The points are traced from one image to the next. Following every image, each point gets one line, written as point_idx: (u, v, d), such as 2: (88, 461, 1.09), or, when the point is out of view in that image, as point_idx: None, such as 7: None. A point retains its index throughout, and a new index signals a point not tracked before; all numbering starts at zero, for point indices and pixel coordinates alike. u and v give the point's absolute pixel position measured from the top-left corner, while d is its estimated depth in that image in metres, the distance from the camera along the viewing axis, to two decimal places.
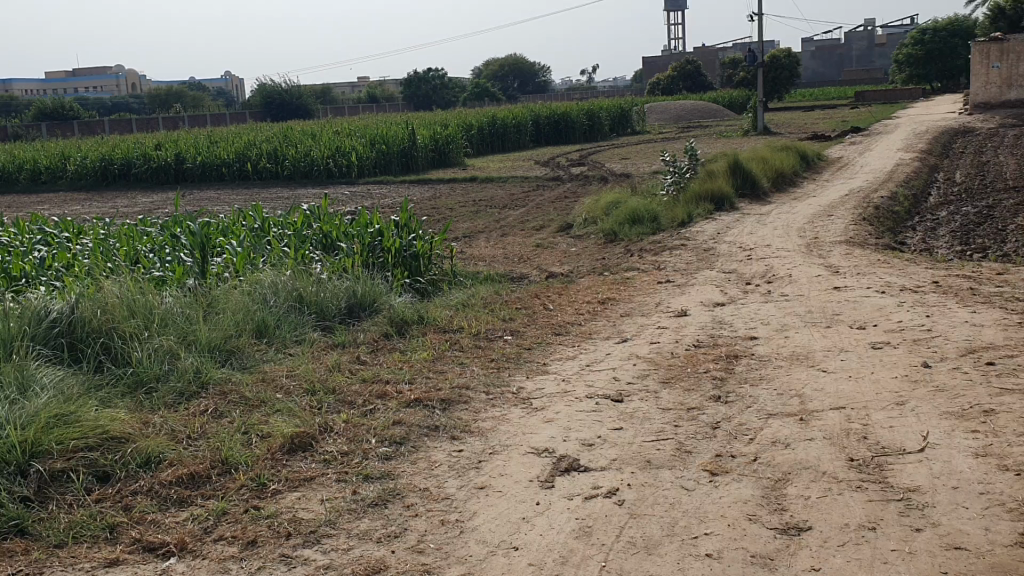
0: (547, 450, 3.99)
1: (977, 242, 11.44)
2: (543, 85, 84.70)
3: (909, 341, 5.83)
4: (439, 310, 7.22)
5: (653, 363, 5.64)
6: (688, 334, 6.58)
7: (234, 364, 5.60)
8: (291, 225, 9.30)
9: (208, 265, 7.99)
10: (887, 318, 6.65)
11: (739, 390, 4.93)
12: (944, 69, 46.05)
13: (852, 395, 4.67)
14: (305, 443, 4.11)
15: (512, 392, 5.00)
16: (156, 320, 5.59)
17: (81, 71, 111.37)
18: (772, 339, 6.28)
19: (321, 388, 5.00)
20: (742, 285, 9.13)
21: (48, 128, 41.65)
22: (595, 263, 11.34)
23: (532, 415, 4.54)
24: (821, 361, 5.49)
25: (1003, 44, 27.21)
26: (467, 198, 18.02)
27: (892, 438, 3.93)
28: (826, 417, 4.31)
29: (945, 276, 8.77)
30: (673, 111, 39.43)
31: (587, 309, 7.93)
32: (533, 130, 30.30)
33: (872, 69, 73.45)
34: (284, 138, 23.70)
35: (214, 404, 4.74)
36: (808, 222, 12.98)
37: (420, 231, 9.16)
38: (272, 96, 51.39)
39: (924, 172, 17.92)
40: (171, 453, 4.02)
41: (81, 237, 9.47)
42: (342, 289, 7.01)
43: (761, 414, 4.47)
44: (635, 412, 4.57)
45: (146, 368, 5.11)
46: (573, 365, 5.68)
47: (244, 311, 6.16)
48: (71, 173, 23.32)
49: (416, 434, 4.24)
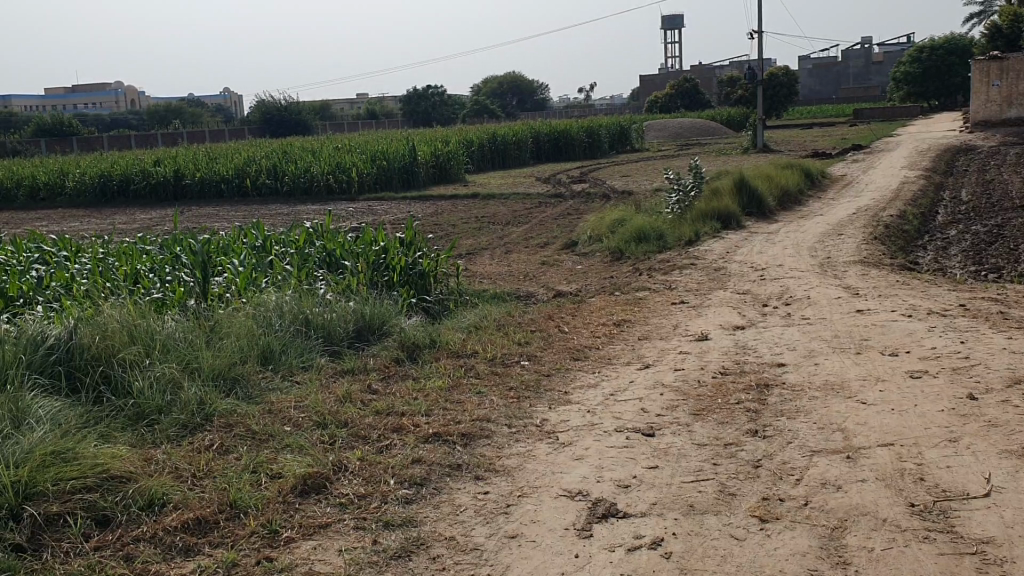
0: (580, 493, 3.73)
1: (991, 262, 11.18)
2: (541, 103, 84.89)
3: (949, 369, 5.56)
4: (452, 333, 6.95)
5: (681, 393, 5.36)
6: (712, 360, 6.31)
7: (239, 393, 5.30)
8: (294, 242, 9.03)
9: (209, 286, 7.72)
10: (920, 344, 6.38)
11: (777, 423, 4.65)
12: (942, 87, 45.98)
13: (898, 430, 4.39)
14: (318, 484, 3.82)
15: (535, 425, 4.72)
16: (158, 348, 5.32)
17: (81, 88, 111.48)
18: (801, 366, 6.00)
19: (332, 421, 4.71)
20: (760, 307, 8.85)
21: (47, 145, 41.49)
22: (603, 282, 11.08)
23: (561, 451, 4.26)
24: (857, 392, 5.20)
25: (1003, 62, 26.85)
26: (469, 215, 17.79)
27: (952, 480, 3.67)
28: (875, 454, 4.04)
29: (970, 299, 8.50)
30: (672, 129, 39.33)
31: (602, 331, 7.66)
32: (533, 147, 30.10)
33: (869, 86, 73.48)
34: (284, 154, 23.50)
35: (219, 439, 4.46)
36: (818, 241, 12.73)
37: (425, 249, 8.87)
38: (270, 112, 51.27)
39: (931, 191, 17.71)
40: (177, 494, 3.73)
41: (80, 255, 9.22)
42: (351, 312, 6.74)
43: (804, 450, 4.19)
44: (669, 448, 4.30)
45: (147, 399, 4.82)
46: (595, 395, 5.39)
47: (248, 337, 5.90)
48: (71, 190, 23.06)
49: (437, 473, 3.96)
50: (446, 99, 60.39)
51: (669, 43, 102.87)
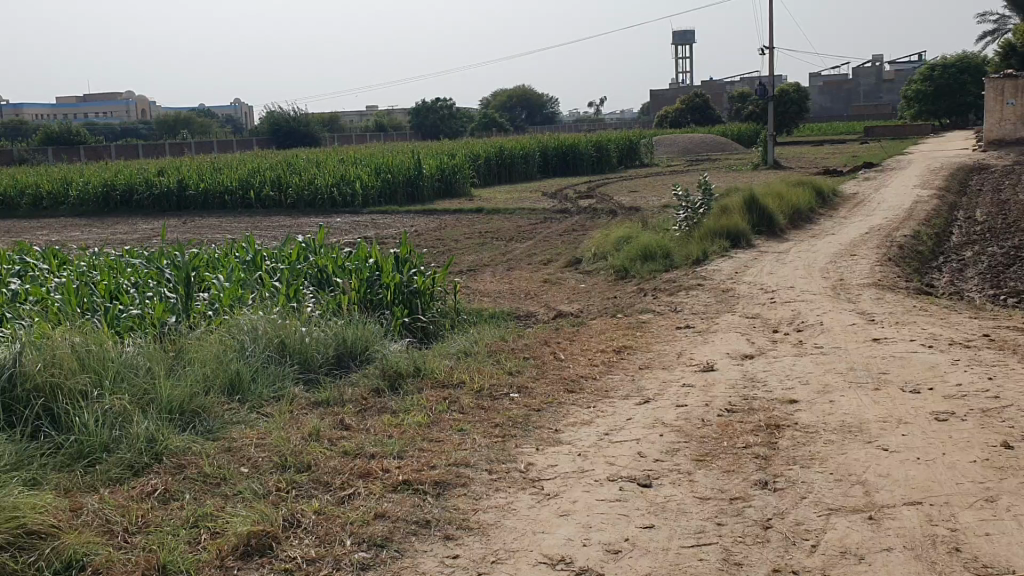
0: (563, 561, 3.26)
1: (1009, 286, 10.66)
2: (551, 118, 84.54)
3: (979, 412, 5.05)
4: (440, 360, 6.47)
5: (683, 435, 4.86)
6: (718, 396, 5.80)
7: (198, 428, 4.80)
8: (285, 258, 8.52)
9: (192, 302, 7.24)
10: (943, 381, 5.87)
11: (789, 473, 4.16)
12: (953, 106, 45.45)
13: (928, 484, 3.89)
14: (263, 545, 3.34)
15: (519, 470, 4.23)
16: (111, 376, 4.83)
17: (93, 96, 111.75)
18: (815, 404, 5.51)
19: (293, 463, 4.23)
20: (770, 334, 8.36)
21: (53, 153, 41.14)
22: (606, 303, 10.60)
23: (545, 504, 3.78)
24: (877, 436, 4.70)
25: (1017, 81, 26.28)
26: (474, 230, 17.30)
27: (995, 553, 3.19)
28: (903, 515, 3.56)
29: (992, 328, 7.99)
30: (681, 145, 38.91)
31: (601, 359, 7.16)
32: (541, 161, 29.61)
33: (881, 104, 72.76)
34: (290, 165, 23.05)
35: (166, 482, 3.98)
36: (831, 262, 12.22)
37: (421, 266, 8.34)
38: (279, 123, 50.97)
39: (944, 210, 17.20)
40: (100, 555, 3.26)
41: (64, 268, 8.71)
42: (331, 337, 6.25)
43: (819, 508, 3.70)
44: (667, 504, 3.81)
45: (93, 435, 4.35)
46: (588, 434, 4.90)
47: (215, 363, 5.41)
48: (72, 200, 22.60)
49: (401, 532, 3.48)
50: (455, 112, 59.97)
51: (681, 60, 102.55)
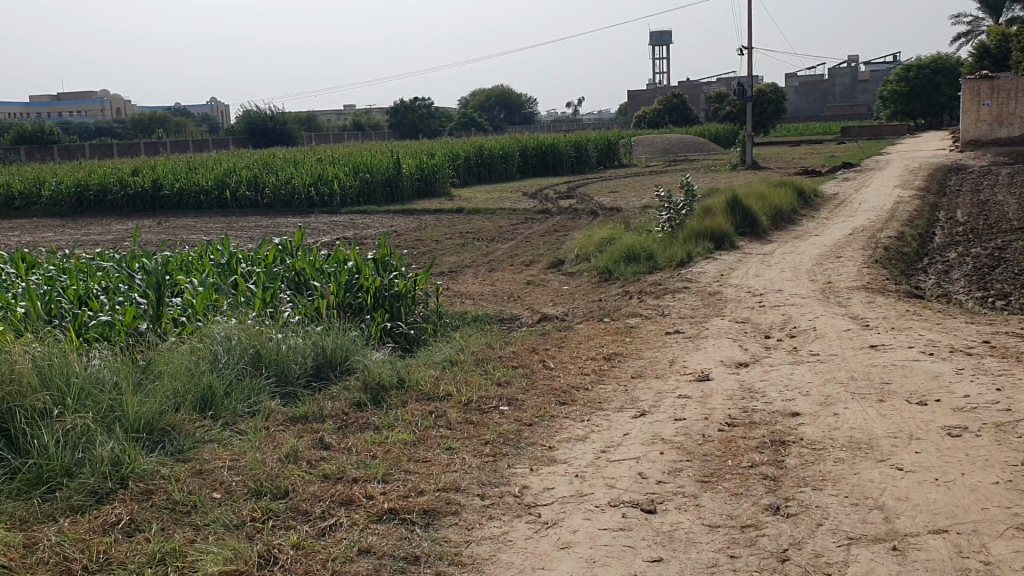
0: None
1: (999, 288, 10.48)
2: (529, 118, 84.24)
3: (992, 427, 4.81)
4: (424, 370, 6.17)
5: (684, 453, 4.59)
6: (716, 408, 5.53)
7: (167, 448, 4.49)
8: (261, 260, 8.19)
9: (163, 307, 6.89)
10: (948, 392, 5.63)
11: (801, 497, 3.90)
12: (928, 106, 45.51)
13: (952, 509, 3.64)
14: None
15: (513, 494, 3.95)
16: (74, 393, 4.50)
17: (68, 95, 110.65)
18: (819, 417, 5.26)
19: (270, 488, 3.93)
20: (762, 340, 8.11)
21: (26, 152, 40.45)
22: (592, 306, 10.35)
23: (544, 535, 3.51)
24: (890, 453, 4.45)
25: (993, 81, 26.26)
26: (454, 230, 17.00)
27: None
28: (929, 546, 3.31)
29: (985, 333, 7.80)
30: (661, 145, 38.73)
31: (591, 367, 6.88)
32: (522, 161, 29.31)
33: (855, 105, 72.95)
34: (268, 164, 22.66)
35: (132, 510, 3.68)
36: (817, 264, 12.02)
37: (401, 270, 8.02)
38: (256, 122, 50.37)
39: (927, 211, 17.08)
40: None
41: (30, 271, 8.31)
42: (309, 347, 5.93)
43: (838, 537, 3.45)
44: (676, 532, 3.55)
45: (54, 458, 4.03)
46: (584, 452, 4.63)
47: (187, 376, 5.09)
48: (45, 200, 22.06)
49: (387, 571, 3.19)
50: (434, 112, 59.53)
51: (657, 60, 102.54)
